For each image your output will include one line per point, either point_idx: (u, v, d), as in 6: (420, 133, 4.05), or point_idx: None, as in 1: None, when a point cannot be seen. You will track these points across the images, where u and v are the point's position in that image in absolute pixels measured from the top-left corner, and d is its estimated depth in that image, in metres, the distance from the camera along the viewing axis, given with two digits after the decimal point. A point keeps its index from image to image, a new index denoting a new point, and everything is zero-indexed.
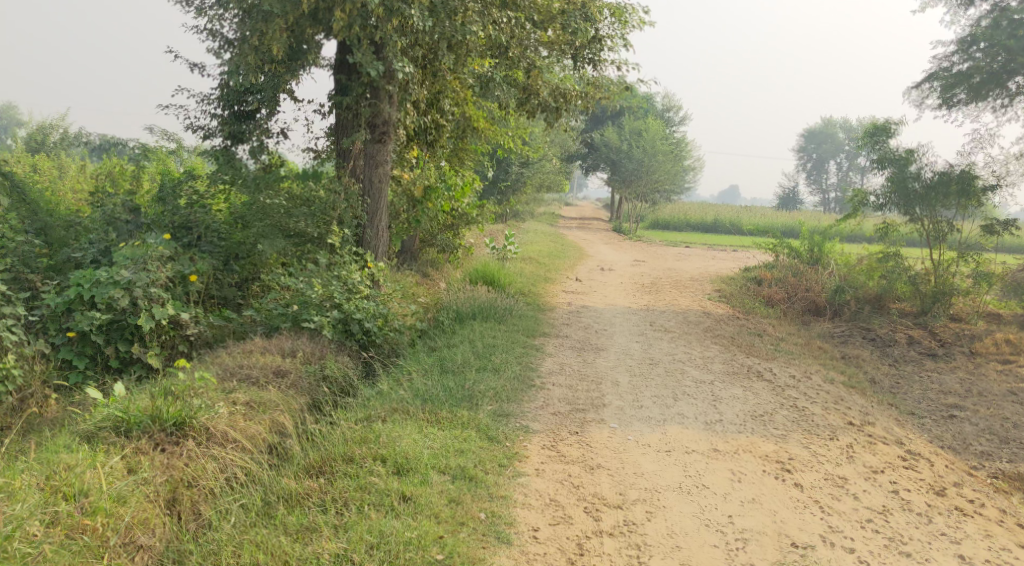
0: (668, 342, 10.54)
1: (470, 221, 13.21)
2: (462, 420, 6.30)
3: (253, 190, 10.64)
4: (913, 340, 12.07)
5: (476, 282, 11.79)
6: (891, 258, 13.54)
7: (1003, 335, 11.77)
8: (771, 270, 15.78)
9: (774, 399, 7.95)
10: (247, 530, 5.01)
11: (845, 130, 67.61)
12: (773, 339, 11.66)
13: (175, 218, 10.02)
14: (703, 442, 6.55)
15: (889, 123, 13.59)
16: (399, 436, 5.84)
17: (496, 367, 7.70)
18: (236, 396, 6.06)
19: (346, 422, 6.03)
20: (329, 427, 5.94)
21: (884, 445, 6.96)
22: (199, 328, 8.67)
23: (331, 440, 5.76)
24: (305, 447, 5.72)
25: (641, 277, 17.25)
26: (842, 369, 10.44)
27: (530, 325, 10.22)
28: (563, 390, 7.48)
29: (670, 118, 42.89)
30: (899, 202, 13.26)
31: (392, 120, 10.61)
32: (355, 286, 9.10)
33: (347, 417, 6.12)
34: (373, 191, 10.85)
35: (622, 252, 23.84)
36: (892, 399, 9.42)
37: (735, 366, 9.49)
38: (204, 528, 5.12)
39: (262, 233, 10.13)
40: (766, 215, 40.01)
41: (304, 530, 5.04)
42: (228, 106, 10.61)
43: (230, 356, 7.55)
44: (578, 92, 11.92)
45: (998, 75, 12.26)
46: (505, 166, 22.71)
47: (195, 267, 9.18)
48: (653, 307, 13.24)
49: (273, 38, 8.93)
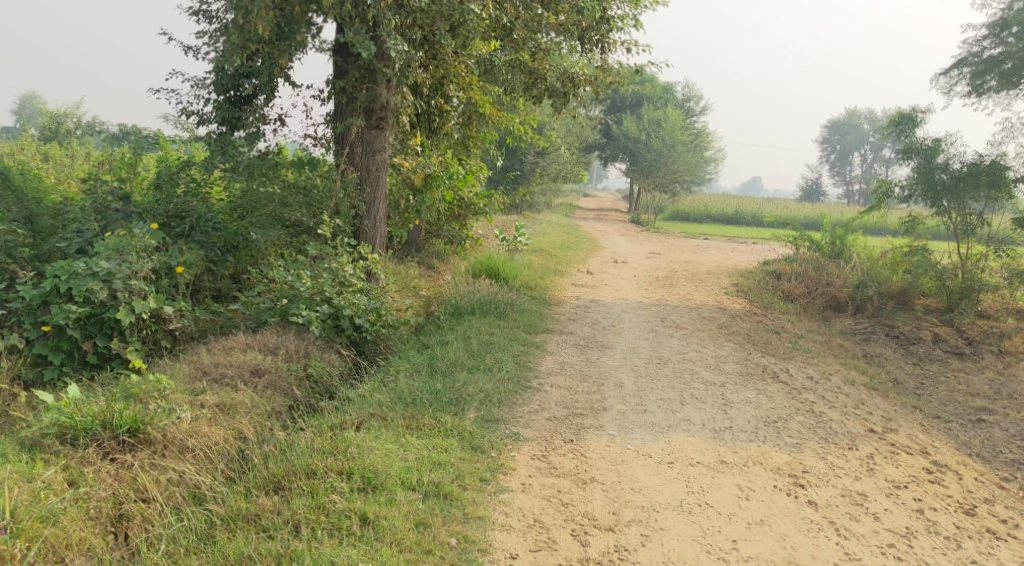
0: (679, 340, 10.01)
1: (478, 212, 12.76)
2: (445, 428, 5.84)
3: (247, 178, 10.03)
4: (939, 338, 11.49)
5: (480, 275, 11.32)
6: (917, 252, 12.93)
7: None
8: (791, 264, 15.17)
9: (790, 403, 7.41)
10: (183, 559, 4.60)
11: (869, 122, 66.57)
12: (791, 336, 11.11)
13: (168, 206, 9.59)
14: (709, 452, 6.04)
15: (915, 112, 12.97)
16: (371, 448, 5.39)
17: (490, 368, 7.22)
18: (204, 398, 5.70)
19: (317, 430, 5.60)
20: (298, 433, 5.54)
21: (907, 456, 6.41)
22: (183, 323, 8.24)
23: (297, 451, 5.34)
24: (269, 455, 5.32)
25: (656, 270, 16.72)
26: (863, 369, 9.88)
27: (532, 320, 9.74)
28: (561, 393, 6.99)
29: (690, 109, 42.21)
30: (927, 194, 12.60)
31: (390, 105, 10.16)
32: (347, 278, 8.62)
33: (319, 424, 5.71)
34: (370, 180, 10.41)
35: (639, 244, 23.24)
36: (916, 402, 8.86)
37: (749, 366, 8.96)
38: (138, 555, 4.68)
39: (255, 223, 9.66)
40: (789, 207, 39.17)
41: (245, 559, 4.59)
42: (223, 90, 9.97)
43: (209, 354, 7.11)
44: (587, 77, 11.35)
45: None
46: (520, 155, 22.32)
47: (181, 259, 8.78)
48: (666, 302, 12.71)
49: (259, 17, 8.57)
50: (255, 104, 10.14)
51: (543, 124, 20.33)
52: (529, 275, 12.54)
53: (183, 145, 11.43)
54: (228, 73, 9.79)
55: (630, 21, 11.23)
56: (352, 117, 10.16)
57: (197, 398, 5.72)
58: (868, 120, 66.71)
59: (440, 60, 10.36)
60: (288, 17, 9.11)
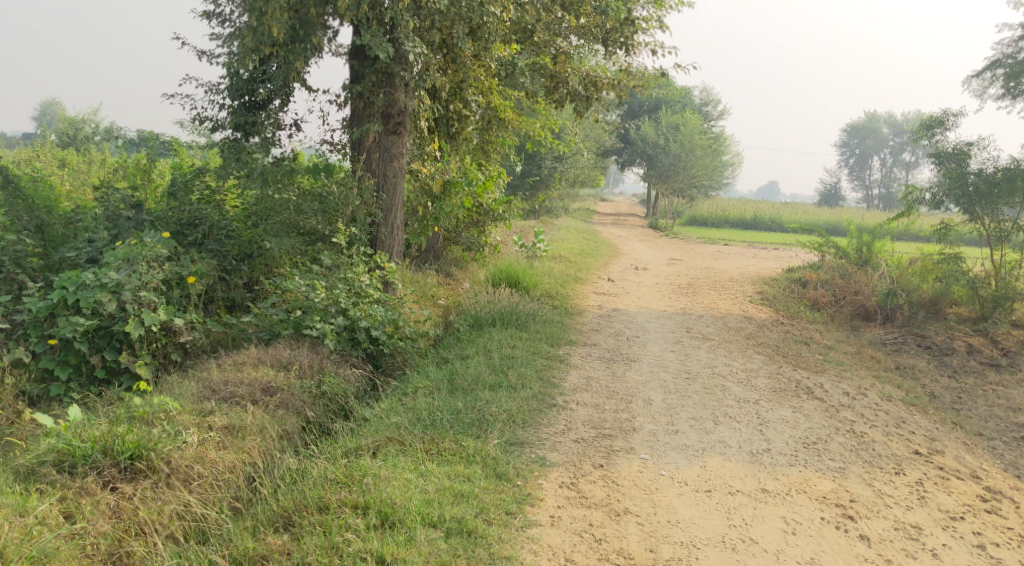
0: (706, 352, 9.62)
1: (497, 218, 12.41)
2: (466, 453, 5.51)
3: (261, 185, 9.67)
4: (973, 349, 11.05)
5: (499, 284, 10.98)
6: (949, 259, 12.53)
7: None
8: (817, 271, 14.69)
9: (829, 422, 7.02)
10: None
11: (889, 125, 65.86)
12: (821, 348, 10.70)
13: (181, 214, 9.38)
14: (749, 479, 5.68)
15: (946, 114, 12.54)
16: (389, 478, 5.07)
17: (513, 385, 6.87)
18: (212, 419, 5.46)
19: (331, 457, 5.32)
20: (309, 461, 5.26)
21: (959, 481, 6.01)
22: (194, 335, 7.97)
23: (309, 482, 5.06)
24: (280, 485, 5.05)
25: (678, 277, 16.31)
26: (898, 383, 9.44)
27: (554, 331, 9.40)
28: (588, 411, 6.65)
29: (708, 111, 41.84)
30: (958, 200, 12.24)
31: (408, 110, 9.92)
32: (363, 288, 8.29)
33: (333, 450, 5.41)
34: (387, 186, 10.13)
35: (659, 250, 22.84)
36: (956, 417, 8.44)
37: (781, 381, 8.55)
38: None
39: (269, 231, 9.35)
40: (808, 211, 38.69)
41: None
42: (237, 96, 9.71)
43: (220, 370, 6.83)
44: (610, 80, 11.01)
45: None
46: (537, 160, 22.08)
47: (193, 269, 8.49)
48: (689, 311, 12.32)
49: (274, 18, 8.27)
50: (270, 109, 9.92)
51: (562, 128, 20.01)
52: (548, 283, 12.18)
53: (198, 151, 11.10)
54: (243, 76, 9.55)
55: (655, 22, 10.90)
56: (369, 122, 9.83)
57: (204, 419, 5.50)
58: (888, 124, 65.90)
59: (459, 62, 9.87)
60: (303, 19, 8.76)
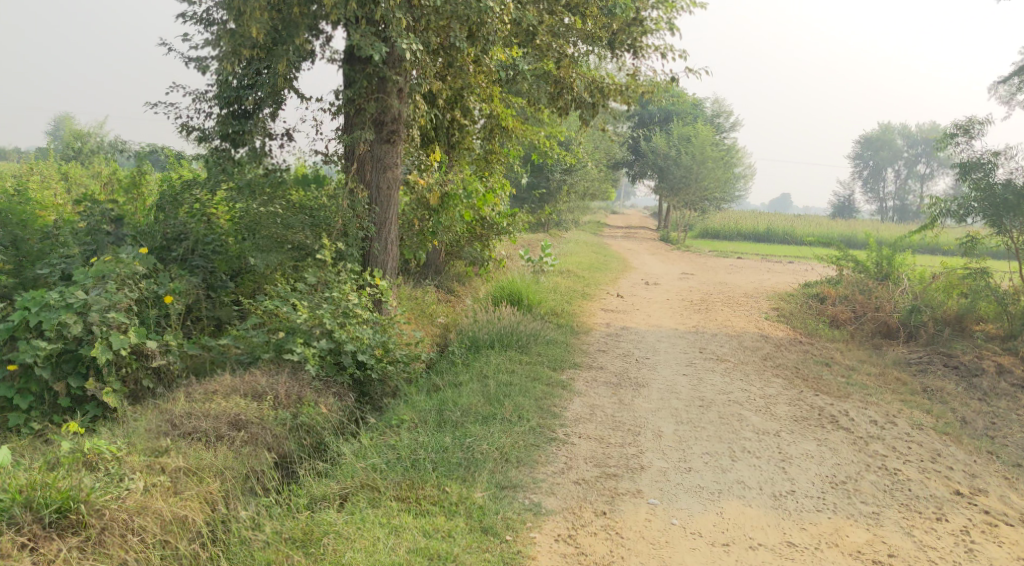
0: (721, 376, 8.95)
1: (501, 232, 11.77)
2: (449, 503, 4.97)
3: (248, 197, 9.02)
4: (1002, 369, 10.35)
5: (501, 301, 10.36)
6: (975, 275, 11.94)
7: None
8: (835, 286, 13.98)
9: (858, 457, 6.34)
10: None
11: (903, 136, 65.33)
12: (843, 369, 10.00)
13: (167, 228, 8.90)
14: (770, 530, 5.04)
15: (971, 121, 11.87)
16: (351, 539, 4.60)
17: (507, 417, 6.27)
18: (165, 461, 5.10)
19: (292, 512, 4.90)
20: (266, 516, 4.87)
21: (1009, 528, 5.33)
22: (168, 359, 7.40)
23: (261, 544, 4.66)
24: (226, 549, 4.70)
25: (690, 293, 15.66)
26: (928, 408, 8.73)
27: (558, 353, 8.77)
28: (592, 446, 6.03)
29: (721, 123, 41.35)
30: (986, 212, 11.54)
31: (403, 117, 9.20)
32: (351, 308, 7.58)
33: (297, 501, 4.99)
34: (381, 199, 9.36)
35: (671, 264, 22.20)
36: (991, 447, 7.75)
37: (803, 409, 7.89)
38: None
39: (254, 246, 8.72)
40: (821, 223, 38.11)
41: None
42: (224, 104, 9.16)
43: (188, 400, 6.27)
44: (618, 86, 10.36)
45: None
46: (545, 171, 21.62)
47: (171, 287, 7.96)
48: (702, 329, 11.65)
49: (253, 18, 7.72)
50: (258, 116, 9.12)
51: (571, 139, 19.52)
52: (554, 300, 11.57)
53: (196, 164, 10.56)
54: (231, 84, 9.02)
55: (664, 24, 10.31)
56: (361, 130, 9.15)
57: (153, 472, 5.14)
58: (902, 135, 65.40)
59: (458, 69, 9.32)
60: (286, 19, 8.19)
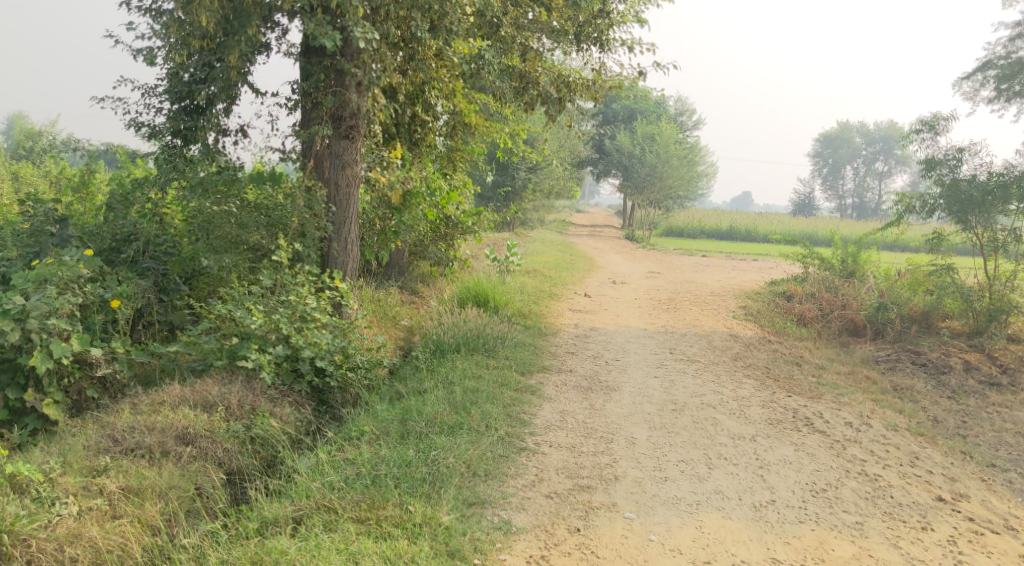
0: (692, 377, 8.73)
1: (466, 232, 11.43)
2: (412, 525, 4.76)
3: (201, 196, 8.51)
4: (970, 366, 10.27)
5: (466, 302, 10.03)
6: (941, 271, 11.71)
7: None
8: (802, 284, 13.87)
9: (836, 462, 6.15)
10: None
11: (861, 135, 66.15)
12: (813, 369, 9.84)
13: (115, 229, 8.46)
14: (752, 545, 4.88)
15: (936, 117, 11.81)
16: None
17: (475, 427, 5.97)
18: (105, 482, 4.92)
19: (245, 541, 4.65)
20: (211, 544, 4.72)
21: (995, 537, 5.19)
22: (113, 368, 6.99)
23: None
24: None
25: (658, 292, 15.47)
26: (900, 408, 8.59)
27: (526, 357, 8.48)
28: (563, 456, 5.77)
29: (683, 122, 41.50)
30: (952, 209, 11.43)
31: (362, 112, 8.84)
32: (309, 312, 7.20)
33: (243, 528, 4.79)
34: (340, 197, 9.02)
35: (637, 262, 22.04)
36: (965, 446, 7.62)
37: (777, 411, 7.69)
38: None
39: (208, 249, 8.27)
40: (781, 221, 38.31)
41: None
42: (176, 99, 8.70)
43: (133, 413, 5.86)
44: (585, 82, 10.11)
45: None
46: (510, 170, 21.38)
47: (118, 291, 7.50)
48: (671, 328, 11.43)
49: (202, 6, 7.33)
50: (210, 113, 8.64)
51: (535, 137, 19.27)
52: (520, 300, 11.28)
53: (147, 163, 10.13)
54: (182, 78, 8.54)
55: (631, 17, 10.07)
56: (317, 125, 8.78)
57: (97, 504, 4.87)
58: (860, 134, 66.19)
59: (419, 62, 8.96)
60: (239, 8, 7.80)
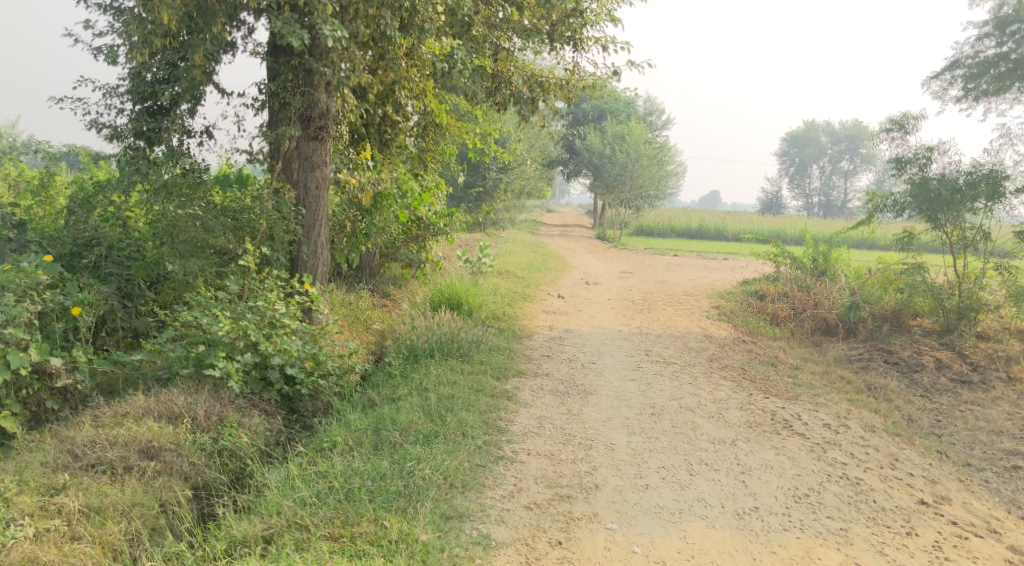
0: (669, 380, 8.63)
1: (438, 233, 11.26)
2: (390, 541, 4.63)
3: (165, 199, 8.19)
4: (942, 364, 10.31)
5: (439, 306, 9.87)
6: (911, 270, 11.66)
7: None
8: (774, 283, 13.84)
9: (817, 465, 6.09)
10: None
11: (827, 134, 66.82)
12: (788, 369, 9.80)
13: (77, 233, 8.22)
14: (738, 555, 4.86)
15: (906, 117, 11.84)
16: None
17: (451, 436, 5.81)
18: (62, 501, 4.88)
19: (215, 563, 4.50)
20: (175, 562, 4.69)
21: (979, 541, 5.22)
22: (74, 378, 6.71)
23: None
24: None
25: (631, 292, 15.39)
26: (875, 408, 8.56)
27: (501, 361, 8.34)
28: (542, 464, 5.64)
29: (653, 122, 41.61)
30: (921, 207, 11.42)
31: (331, 112, 8.62)
32: (278, 318, 6.90)
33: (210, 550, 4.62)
34: (309, 200, 8.79)
35: (609, 262, 21.96)
36: (941, 445, 7.62)
37: (756, 413, 7.61)
38: None
39: (173, 253, 7.98)
40: (749, 220, 38.51)
41: None
42: (139, 99, 8.39)
43: (94, 426, 5.62)
44: (558, 81, 10.00)
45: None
46: (481, 170, 21.24)
47: (79, 297, 7.21)
48: (646, 330, 11.34)
49: (164, 4, 7.07)
50: (175, 113, 8.39)
51: (507, 137, 19.12)
52: (493, 303, 11.12)
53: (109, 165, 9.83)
54: (145, 78, 8.32)
55: (604, 16, 9.95)
56: (285, 126, 8.54)
57: (59, 525, 4.78)
58: (827, 134, 66.84)
59: (390, 62, 8.71)
60: (203, 5, 7.55)
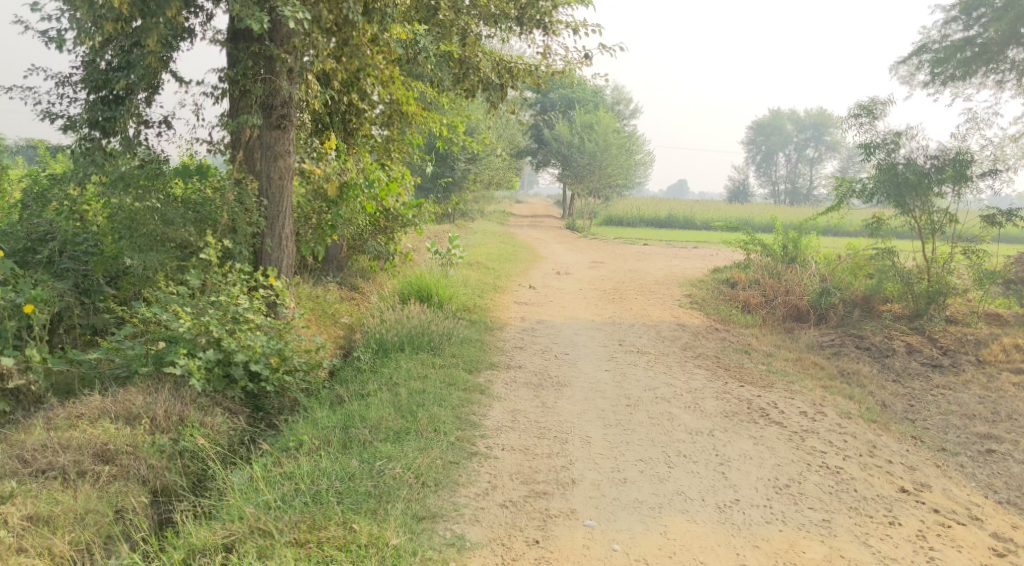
0: (643, 370, 8.50)
1: (406, 224, 11.06)
2: (360, 544, 4.44)
3: (122, 193, 7.79)
4: (912, 349, 10.31)
5: (408, 299, 9.67)
6: (881, 255, 11.68)
7: (1014, 340, 10.16)
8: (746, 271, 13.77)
9: (796, 454, 6.00)
10: None
11: (793, 122, 67.24)
12: (761, 356, 9.72)
13: (30, 228, 7.94)
14: (721, 550, 4.73)
15: (874, 102, 11.76)
16: None
17: (423, 433, 5.62)
18: (10, 511, 4.64)
19: None
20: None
21: (962, 529, 5.16)
22: (28, 379, 6.41)
23: None
24: None
25: (602, 282, 15.25)
26: (849, 394, 8.50)
27: (473, 354, 8.14)
28: (516, 460, 5.48)
29: (620, 111, 41.57)
30: (889, 192, 11.33)
31: (294, 100, 8.34)
32: (241, 314, 6.58)
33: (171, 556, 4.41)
34: (272, 191, 8.51)
35: (580, 252, 21.81)
36: (915, 430, 7.57)
37: (732, 403, 7.50)
38: None
39: (131, 247, 7.72)
40: (717, 207, 38.57)
41: None
42: (93, 88, 7.93)
43: (47, 430, 5.37)
44: (527, 66, 9.78)
45: (989, 49, 11.04)
46: (449, 161, 21.03)
47: (32, 295, 6.86)
48: (619, 319, 11.21)
49: None
50: (130, 102, 8.03)
51: (475, 127, 18.89)
52: (463, 294, 10.91)
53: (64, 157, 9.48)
54: (99, 65, 7.83)
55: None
56: (247, 115, 8.23)
57: (6, 537, 4.52)
58: (793, 122, 67.22)
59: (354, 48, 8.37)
60: None
